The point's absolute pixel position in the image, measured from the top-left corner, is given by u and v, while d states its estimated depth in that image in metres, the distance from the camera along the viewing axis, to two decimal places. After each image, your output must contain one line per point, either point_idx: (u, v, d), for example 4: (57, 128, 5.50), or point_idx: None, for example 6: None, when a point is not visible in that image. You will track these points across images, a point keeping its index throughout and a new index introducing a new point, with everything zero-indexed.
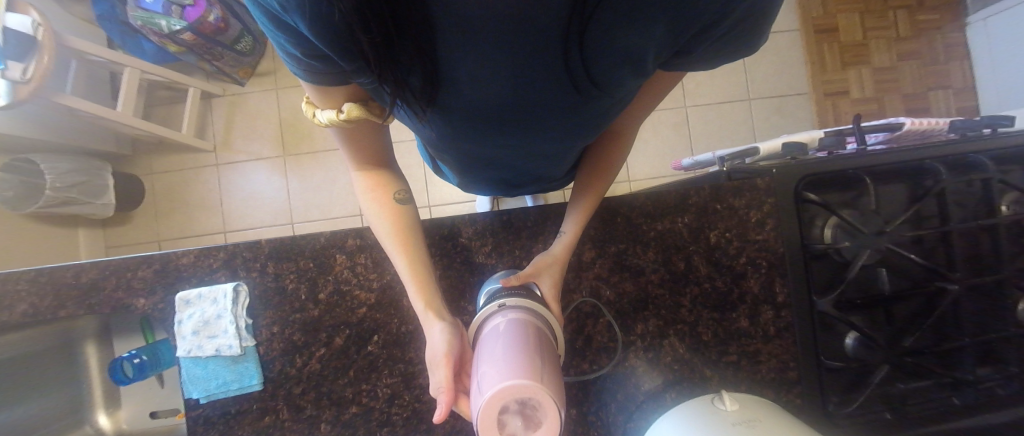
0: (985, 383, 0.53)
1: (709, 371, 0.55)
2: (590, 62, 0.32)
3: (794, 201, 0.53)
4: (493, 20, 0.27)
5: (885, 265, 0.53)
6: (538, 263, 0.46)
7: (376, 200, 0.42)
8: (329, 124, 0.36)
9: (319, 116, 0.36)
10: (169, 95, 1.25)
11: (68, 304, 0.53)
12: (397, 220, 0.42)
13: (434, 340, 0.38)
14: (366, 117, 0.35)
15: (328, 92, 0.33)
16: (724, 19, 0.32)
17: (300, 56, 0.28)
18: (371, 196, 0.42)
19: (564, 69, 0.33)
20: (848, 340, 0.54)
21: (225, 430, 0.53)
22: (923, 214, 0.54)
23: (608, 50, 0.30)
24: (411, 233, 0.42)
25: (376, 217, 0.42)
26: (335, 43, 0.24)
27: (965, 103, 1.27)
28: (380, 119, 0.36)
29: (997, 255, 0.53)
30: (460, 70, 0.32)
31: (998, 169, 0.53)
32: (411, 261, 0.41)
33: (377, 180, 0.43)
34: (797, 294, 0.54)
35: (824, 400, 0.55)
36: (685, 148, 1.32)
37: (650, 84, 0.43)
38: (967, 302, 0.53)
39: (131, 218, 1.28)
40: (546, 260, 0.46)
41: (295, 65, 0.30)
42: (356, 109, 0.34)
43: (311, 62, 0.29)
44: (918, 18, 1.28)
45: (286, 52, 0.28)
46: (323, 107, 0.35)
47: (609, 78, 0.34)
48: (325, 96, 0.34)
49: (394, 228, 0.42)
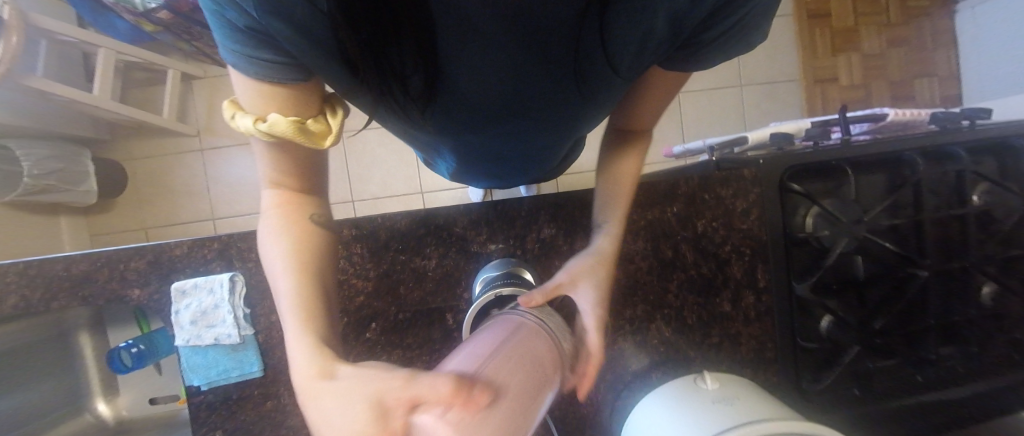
0: (946, 360, 0.57)
1: (693, 351, 0.58)
2: (603, 49, 0.34)
3: (778, 190, 0.56)
4: (495, 29, 0.30)
5: (861, 251, 0.56)
6: (575, 268, 0.42)
7: (282, 218, 0.32)
8: (247, 133, 0.29)
9: (240, 121, 0.29)
10: (146, 76, 1.19)
11: (62, 295, 0.53)
12: (302, 246, 0.31)
13: (351, 383, 0.21)
14: (295, 137, 0.29)
15: (264, 95, 0.28)
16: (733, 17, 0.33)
17: (247, 36, 0.24)
18: (278, 213, 0.32)
19: (574, 60, 0.36)
20: (823, 322, 0.57)
21: (229, 416, 0.55)
22: (900, 203, 0.56)
23: (624, 41, 0.33)
24: (318, 260, 0.32)
25: (274, 239, 0.31)
26: (320, 46, 0.24)
27: (949, 91, 1.25)
28: (312, 140, 0.31)
29: (964, 242, 0.56)
30: (459, 72, 0.35)
31: (972, 159, 0.56)
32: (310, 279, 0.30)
33: (296, 195, 0.33)
34: (777, 277, 0.57)
35: (798, 377, 0.58)
36: (677, 132, 1.31)
37: (630, 135, 0.50)
38: (937, 285, 0.57)
39: (113, 205, 1.25)
40: (583, 266, 0.42)
41: (236, 52, 0.25)
42: (283, 122, 0.28)
43: (261, 50, 0.25)
44: (908, 4, 1.24)
45: (224, 23, 0.24)
46: (246, 110, 0.29)
47: (619, 72, 0.37)
48: (257, 100, 0.28)
49: (295, 234, 0.32)
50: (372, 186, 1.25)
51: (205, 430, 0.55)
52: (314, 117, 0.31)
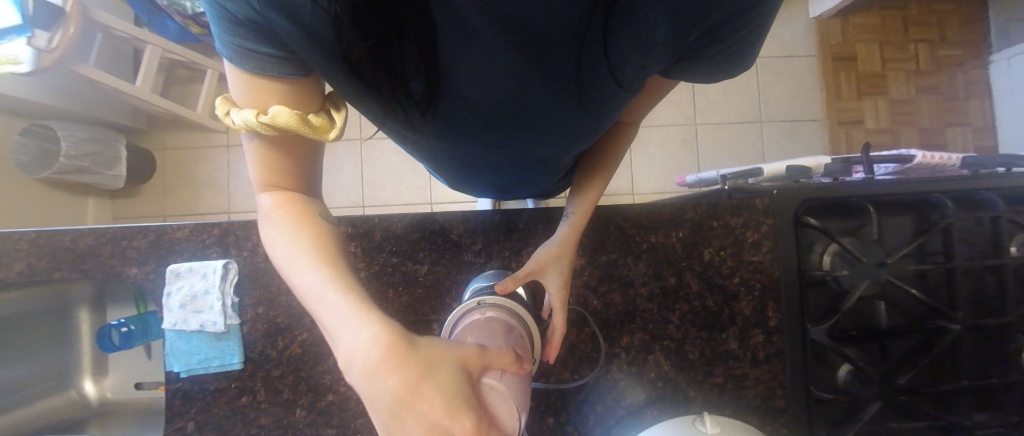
0: (982, 430, 0.51)
1: (694, 391, 0.54)
2: (611, 64, 0.34)
3: (794, 225, 0.51)
4: (497, 41, 0.30)
5: (883, 297, 0.52)
6: (541, 256, 0.45)
7: (288, 218, 0.30)
8: (245, 128, 0.28)
9: (235, 117, 0.29)
10: (189, 75, 1.27)
11: (64, 267, 0.54)
12: (314, 240, 0.28)
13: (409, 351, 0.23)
14: (299, 129, 0.28)
15: (260, 88, 0.27)
16: (727, 34, 0.35)
17: (244, 22, 0.24)
18: (283, 212, 0.30)
19: (576, 70, 0.35)
20: (841, 372, 0.52)
21: (202, 408, 0.53)
22: (927, 249, 0.52)
23: (625, 52, 0.32)
24: (337, 248, 0.29)
25: (288, 237, 0.29)
26: (320, 43, 0.24)
27: (983, 142, 1.20)
28: (314, 133, 0.30)
29: (1003, 297, 0.51)
30: (459, 76, 0.34)
31: (1010, 208, 0.52)
32: (341, 270, 0.27)
33: (297, 197, 0.32)
34: (790, 319, 0.53)
35: (811, 431, 0.53)
36: (693, 165, 1.29)
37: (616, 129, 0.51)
38: (969, 343, 0.51)
39: (139, 192, 1.31)
40: (550, 254, 0.45)
41: (232, 40, 0.25)
42: (286, 113, 0.27)
43: (259, 36, 0.25)
44: (939, 53, 1.22)
45: (222, 14, 0.24)
46: (244, 107, 0.29)
47: (621, 84, 0.36)
48: (252, 93, 0.28)
49: (309, 226, 0.29)
50: (383, 193, 1.27)
51: (177, 420, 0.53)
52: (314, 112, 0.31)
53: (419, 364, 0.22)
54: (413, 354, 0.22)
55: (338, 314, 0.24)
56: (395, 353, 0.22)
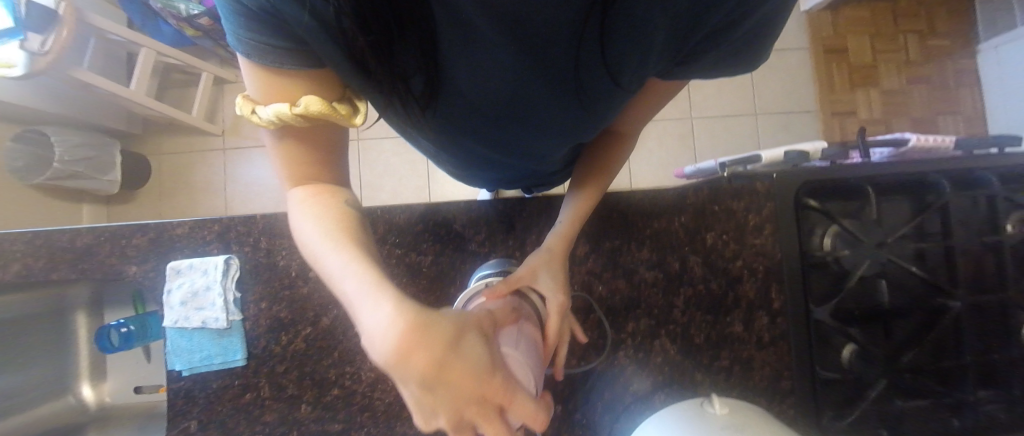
0: (987, 406, 0.52)
1: (700, 375, 0.54)
2: (610, 66, 0.34)
3: (794, 208, 0.53)
4: (496, 42, 0.29)
5: (885, 277, 0.52)
6: (531, 262, 0.42)
7: (318, 207, 0.30)
8: (274, 123, 0.28)
9: (262, 112, 0.28)
10: (183, 79, 1.27)
11: (61, 267, 0.53)
12: (342, 222, 0.29)
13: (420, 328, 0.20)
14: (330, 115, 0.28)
15: (282, 78, 0.27)
16: (734, 34, 0.35)
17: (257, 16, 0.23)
18: (314, 201, 0.30)
19: (574, 70, 0.35)
20: (844, 353, 0.52)
21: (205, 407, 0.52)
22: (926, 230, 0.53)
23: (622, 56, 0.33)
24: (361, 235, 0.29)
25: (314, 223, 0.28)
26: (335, 45, 0.24)
27: (974, 129, 1.23)
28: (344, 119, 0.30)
29: (1001, 276, 0.52)
30: (461, 76, 0.34)
31: (1006, 187, 0.53)
32: (365, 253, 0.26)
33: (324, 188, 0.31)
34: (794, 300, 0.53)
35: (818, 412, 0.53)
36: (690, 158, 1.30)
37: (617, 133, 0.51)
38: (970, 321, 0.52)
39: (134, 197, 1.30)
40: (539, 259, 0.42)
41: (246, 33, 0.24)
42: (318, 102, 0.27)
43: (272, 30, 0.24)
44: (928, 44, 1.24)
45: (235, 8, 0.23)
46: (269, 103, 0.29)
47: (620, 84, 0.37)
48: (275, 84, 0.27)
49: (335, 214, 0.29)
50: (382, 193, 1.27)
51: (180, 420, 0.52)
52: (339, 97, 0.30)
53: (447, 335, 0.18)
54: (433, 326, 0.18)
55: (353, 292, 0.23)
56: (414, 330, 0.18)
